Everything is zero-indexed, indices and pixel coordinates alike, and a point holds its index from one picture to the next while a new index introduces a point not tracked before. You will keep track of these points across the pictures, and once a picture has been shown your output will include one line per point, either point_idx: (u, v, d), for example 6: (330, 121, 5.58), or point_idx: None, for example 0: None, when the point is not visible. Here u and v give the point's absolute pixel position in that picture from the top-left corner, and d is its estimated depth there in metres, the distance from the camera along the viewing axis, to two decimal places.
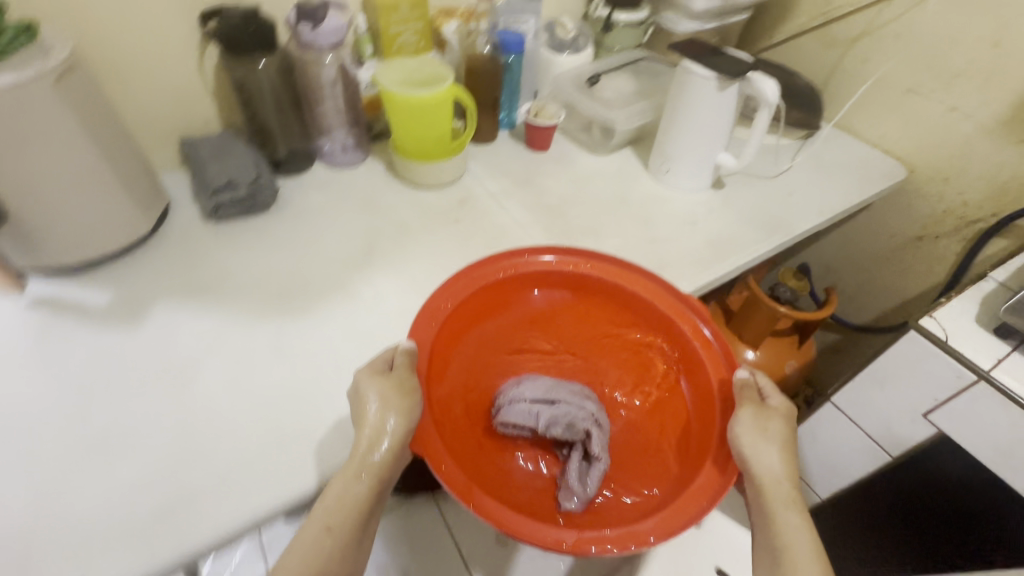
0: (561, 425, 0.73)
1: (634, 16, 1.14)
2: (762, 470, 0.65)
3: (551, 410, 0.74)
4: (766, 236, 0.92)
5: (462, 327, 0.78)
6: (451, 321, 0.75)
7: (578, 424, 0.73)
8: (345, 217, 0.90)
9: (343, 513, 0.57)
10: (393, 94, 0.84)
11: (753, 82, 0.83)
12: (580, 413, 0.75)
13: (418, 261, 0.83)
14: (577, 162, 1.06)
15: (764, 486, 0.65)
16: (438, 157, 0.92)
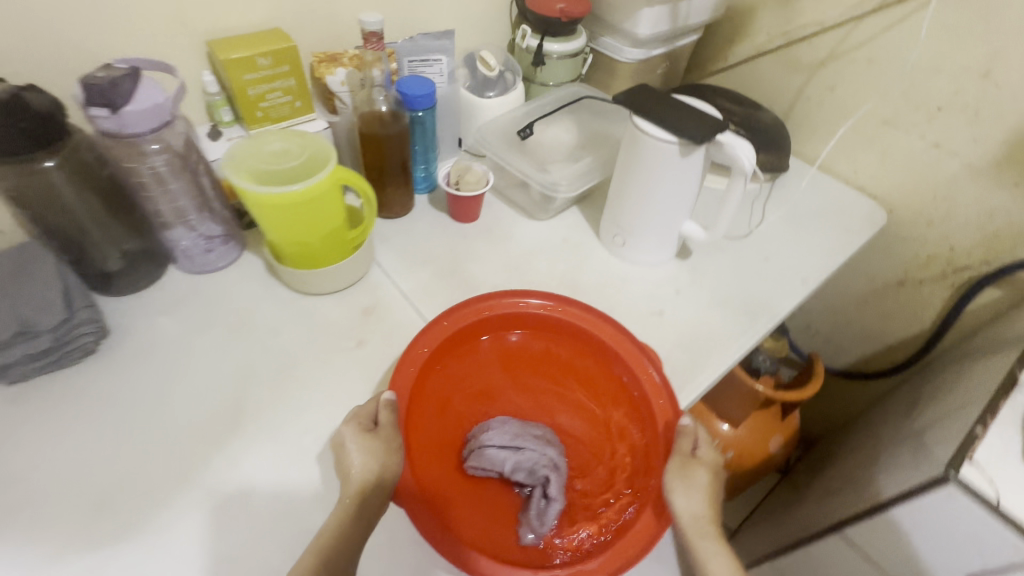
0: (524, 467, 0.61)
1: (569, 46, 0.94)
2: (692, 518, 0.60)
3: (516, 455, 0.62)
4: (745, 324, 0.75)
5: (439, 376, 0.70)
6: (430, 370, 0.69)
7: (542, 467, 0.62)
8: (204, 352, 0.67)
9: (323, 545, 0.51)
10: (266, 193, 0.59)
11: (724, 147, 0.66)
12: (542, 453, 0.63)
13: (306, 416, 0.62)
14: (513, 233, 0.87)
15: (693, 535, 0.61)
16: (322, 262, 0.71)
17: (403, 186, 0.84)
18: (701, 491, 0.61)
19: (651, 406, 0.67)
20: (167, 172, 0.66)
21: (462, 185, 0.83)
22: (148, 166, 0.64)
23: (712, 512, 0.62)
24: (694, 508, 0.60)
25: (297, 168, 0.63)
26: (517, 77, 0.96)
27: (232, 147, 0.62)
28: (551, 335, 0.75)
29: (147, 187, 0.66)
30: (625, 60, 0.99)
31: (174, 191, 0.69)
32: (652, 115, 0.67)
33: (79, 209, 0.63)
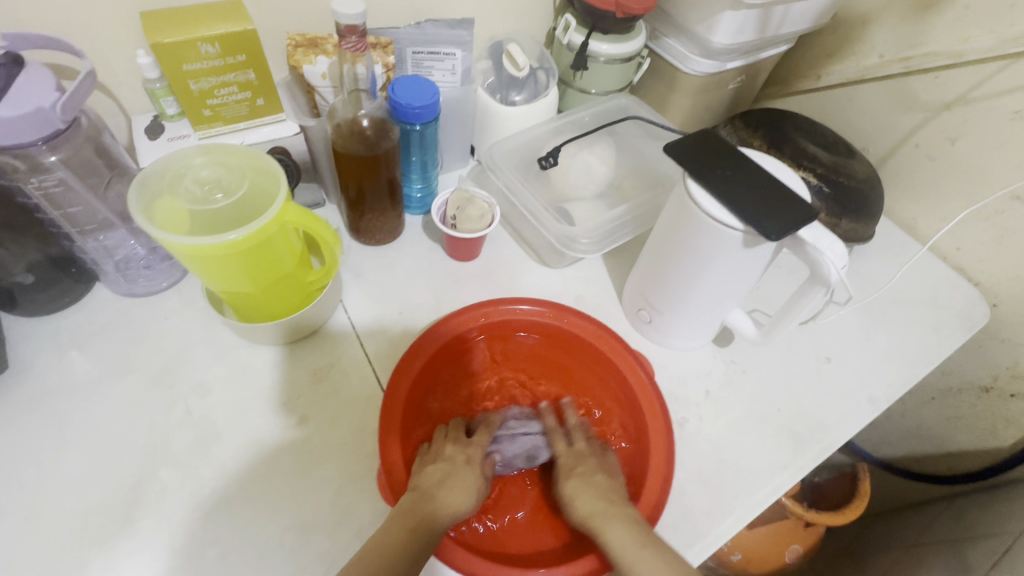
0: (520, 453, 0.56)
1: (621, 48, 0.74)
2: (596, 525, 0.48)
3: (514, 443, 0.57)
4: (788, 456, 0.59)
5: (430, 394, 0.60)
6: (429, 376, 0.60)
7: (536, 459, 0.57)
8: (108, 408, 0.55)
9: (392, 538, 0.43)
10: (199, 246, 0.44)
11: (805, 247, 0.48)
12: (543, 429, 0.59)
13: (214, 521, 0.49)
14: (517, 284, 0.71)
15: (598, 535, 0.47)
16: (272, 309, 0.57)
17: (387, 209, 0.68)
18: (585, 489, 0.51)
19: (643, 414, 0.58)
20: (64, 189, 0.51)
21: (460, 222, 0.66)
22: (30, 185, 0.49)
23: (593, 516, 0.48)
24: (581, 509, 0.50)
25: (233, 208, 0.48)
26: (551, 79, 0.77)
27: (147, 168, 0.46)
28: (550, 347, 0.64)
29: (42, 212, 0.52)
30: (691, 72, 0.78)
31: (79, 212, 0.54)
32: (717, 188, 0.50)
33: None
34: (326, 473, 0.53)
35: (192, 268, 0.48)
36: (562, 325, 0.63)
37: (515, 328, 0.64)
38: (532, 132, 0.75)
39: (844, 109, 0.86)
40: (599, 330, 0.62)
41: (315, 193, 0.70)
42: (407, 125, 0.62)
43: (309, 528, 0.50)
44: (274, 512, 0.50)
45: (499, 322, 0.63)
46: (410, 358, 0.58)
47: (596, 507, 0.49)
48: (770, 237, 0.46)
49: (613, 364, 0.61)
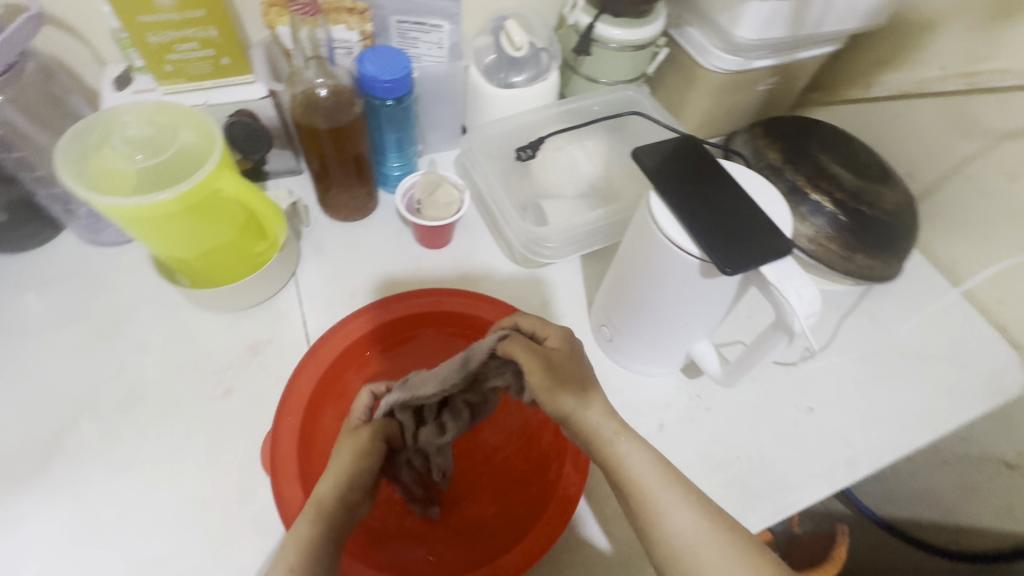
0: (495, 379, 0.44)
1: (632, 35, 0.67)
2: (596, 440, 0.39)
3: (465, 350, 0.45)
4: (734, 511, 0.53)
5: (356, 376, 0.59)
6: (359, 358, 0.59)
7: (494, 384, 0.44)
8: (48, 353, 0.56)
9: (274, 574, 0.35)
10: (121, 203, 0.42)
11: (771, 288, 0.41)
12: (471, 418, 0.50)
13: (123, 482, 0.49)
14: (481, 280, 0.67)
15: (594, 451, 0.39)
16: (213, 275, 0.56)
17: (354, 185, 0.65)
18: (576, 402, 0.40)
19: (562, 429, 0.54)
20: (13, 132, 0.51)
21: (424, 208, 0.63)
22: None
23: (595, 433, 0.39)
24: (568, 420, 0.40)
25: (165, 166, 0.46)
26: (554, 62, 0.70)
27: (72, 127, 0.45)
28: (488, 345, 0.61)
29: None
30: (711, 67, 0.69)
31: (34, 157, 0.54)
32: (679, 205, 0.43)
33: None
34: (237, 451, 0.52)
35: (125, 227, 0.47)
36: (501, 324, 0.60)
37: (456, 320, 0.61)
38: (522, 119, 0.70)
39: (890, 124, 0.74)
40: None
41: (289, 160, 0.68)
42: (376, 99, 0.59)
43: (208, 505, 0.49)
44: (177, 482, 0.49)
45: (439, 313, 0.61)
46: (337, 333, 0.57)
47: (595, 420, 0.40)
48: (724, 271, 0.40)
49: None
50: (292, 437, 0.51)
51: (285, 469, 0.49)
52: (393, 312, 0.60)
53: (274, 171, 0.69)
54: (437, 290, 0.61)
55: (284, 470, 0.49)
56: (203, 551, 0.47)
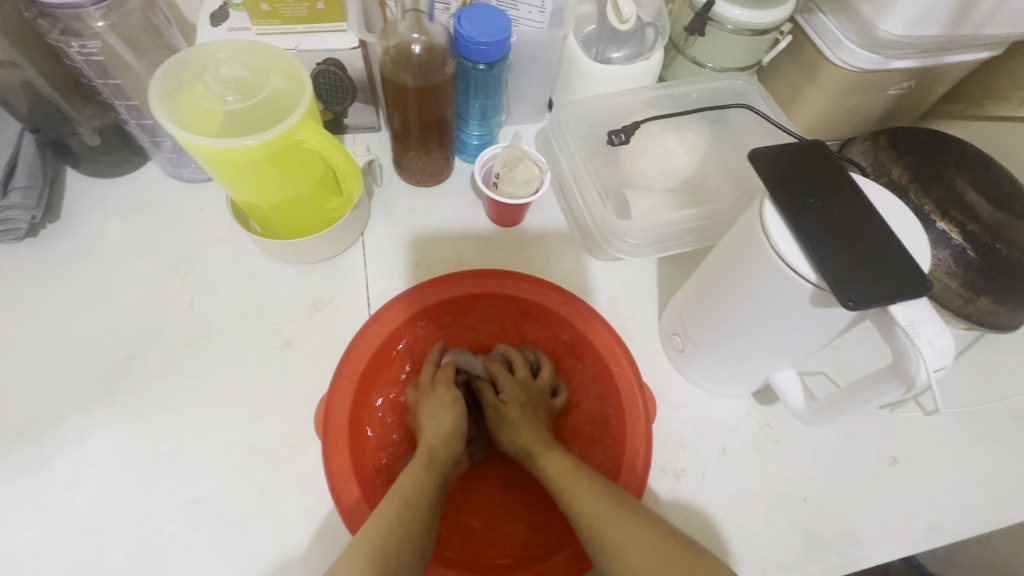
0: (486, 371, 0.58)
1: (754, 17, 0.60)
2: (540, 450, 0.50)
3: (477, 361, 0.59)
4: (794, 557, 0.49)
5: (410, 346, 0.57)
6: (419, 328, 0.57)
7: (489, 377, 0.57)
8: (124, 280, 0.57)
9: (392, 507, 0.42)
10: (214, 146, 0.42)
11: (898, 331, 0.36)
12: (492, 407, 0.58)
13: (180, 417, 0.50)
14: (548, 267, 0.63)
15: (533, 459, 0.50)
16: (286, 224, 0.55)
17: (432, 149, 0.62)
18: (534, 425, 0.53)
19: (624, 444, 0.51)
20: (109, 58, 0.51)
21: (502, 183, 0.59)
22: (72, 50, 0.49)
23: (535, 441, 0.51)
24: (528, 438, 0.51)
25: (256, 112, 0.45)
26: (660, 40, 0.64)
27: (168, 61, 0.44)
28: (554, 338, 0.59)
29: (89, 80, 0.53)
30: (840, 62, 0.61)
31: (129, 86, 0.54)
32: (799, 220, 0.38)
33: (28, 63, 0.51)
34: (290, 405, 0.52)
35: (211, 172, 0.46)
36: (571, 321, 0.56)
37: (527, 308, 0.58)
38: (616, 99, 0.64)
39: None
40: (608, 338, 0.54)
41: (369, 117, 0.67)
42: (469, 62, 0.55)
43: (256, 454, 0.49)
44: (233, 426, 0.50)
45: (510, 297, 0.57)
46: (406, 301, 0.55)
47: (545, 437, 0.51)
48: (845, 305, 0.35)
49: (615, 389, 0.54)
50: (344, 401, 0.50)
51: (335, 438, 0.48)
52: (466, 288, 0.57)
53: (354, 126, 0.68)
54: (506, 272, 0.56)
55: (334, 434, 0.48)
56: (249, 498, 0.47)
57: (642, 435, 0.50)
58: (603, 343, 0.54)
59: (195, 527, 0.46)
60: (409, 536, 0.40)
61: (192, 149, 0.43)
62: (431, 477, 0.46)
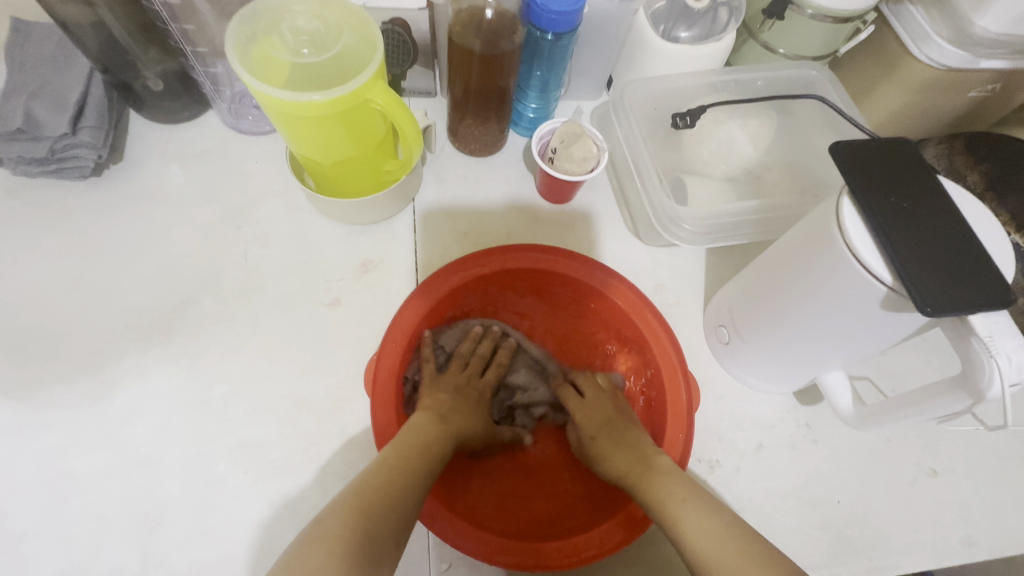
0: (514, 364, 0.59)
1: (841, 4, 0.57)
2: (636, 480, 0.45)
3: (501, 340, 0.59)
4: (822, 556, 0.49)
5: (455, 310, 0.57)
6: (466, 293, 0.57)
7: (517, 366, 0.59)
8: (182, 226, 0.58)
9: (407, 452, 0.42)
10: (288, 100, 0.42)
11: (974, 343, 0.35)
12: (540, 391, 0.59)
13: (233, 363, 0.52)
14: (595, 248, 0.63)
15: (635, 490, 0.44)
16: (343, 183, 0.55)
17: (490, 119, 0.62)
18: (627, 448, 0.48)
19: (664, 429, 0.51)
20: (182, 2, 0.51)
21: (559, 158, 0.58)
22: None
23: (638, 465, 0.46)
24: (623, 467, 0.47)
25: (329, 67, 0.45)
26: (733, 22, 0.61)
27: (245, 10, 0.44)
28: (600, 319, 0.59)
29: (162, 22, 0.53)
30: (925, 59, 0.58)
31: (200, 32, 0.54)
32: (881, 219, 0.37)
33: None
34: (336, 362, 0.53)
35: (278, 126, 0.47)
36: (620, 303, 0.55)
37: (576, 288, 0.57)
38: (682, 79, 0.62)
39: None
40: (656, 323, 0.53)
41: (427, 81, 0.66)
42: (539, 31, 0.54)
43: (303, 406, 0.51)
44: (282, 377, 0.52)
45: (561, 276, 0.56)
46: (457, 269, 0.54)
47: (639, 460, 0.46)
48: (923, 310, 0.34)
49: (658, 373, 0.54)
50: (392, 359, 0.50)
51: (382, 397, 0.48)
52: (518, 261, 0.55)
53: (410, 89, 0.67)
54: (555, 248, 0.55)
55: (381, 389, 0.49)
56: (295, 446, 0.49)
57: (683, 426, 0.50)
58: (648, 328, 0.53)
59: (244, 468, 0.48)
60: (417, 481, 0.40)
61: (266, 102, 0.43)
62: (437, 436, 0.45)
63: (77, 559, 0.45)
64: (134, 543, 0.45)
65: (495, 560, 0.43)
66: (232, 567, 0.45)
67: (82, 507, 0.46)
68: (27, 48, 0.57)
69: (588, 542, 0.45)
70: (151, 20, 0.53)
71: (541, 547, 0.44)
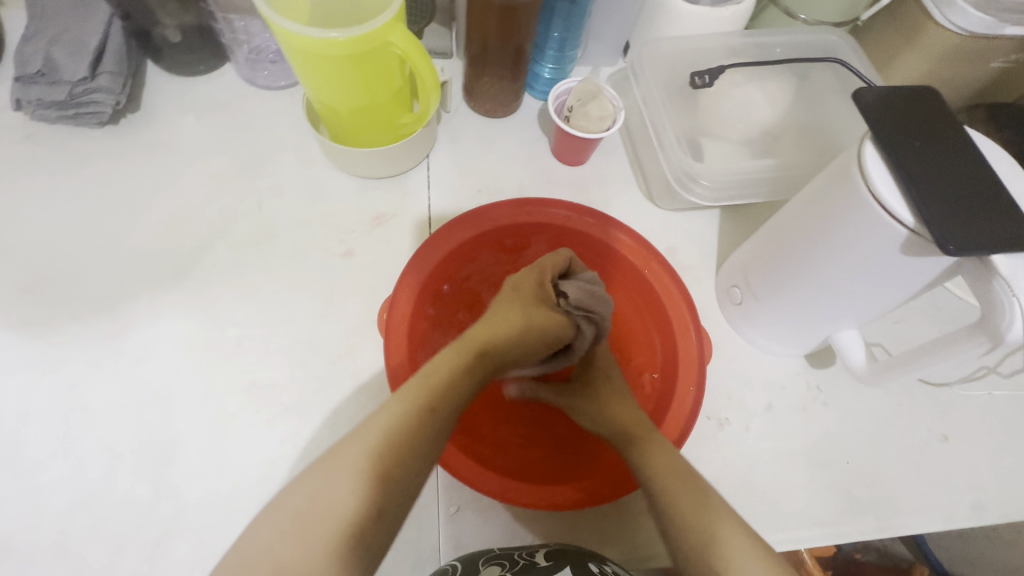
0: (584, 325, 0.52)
1: None
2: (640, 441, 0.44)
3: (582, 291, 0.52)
4: (830, 513, 0.49)
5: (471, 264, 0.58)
6: (483, 248, 0.57)
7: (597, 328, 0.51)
8: (198, 175, 0.58)
9: (427, 410, 0.36)
10: (307, 35, 0.42)
11: (997, 287, 0.34)
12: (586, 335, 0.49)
13: (246, 308, 0.52)
14: (609, 211, 0.63)
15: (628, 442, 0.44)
16: (359, 133, 0.55)
17: (507, 77, 0.61)
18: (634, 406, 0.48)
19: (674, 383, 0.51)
20: None
21: (574, 117, 0.58)
22: None
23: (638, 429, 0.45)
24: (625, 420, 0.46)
25: (350, 5, 0.45)
26: None
27: None
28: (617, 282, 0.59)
29: None
30: (949, 25, 0.57)
31: None
32: (903, 162, 0.37)
33: None
34: (350, 310, 0.53)
35: (297, 67, 0.47)
36: (636, 262, 0.56)
37: (591, 248, 0.58)
38: (702, 43, 0.62)
39: None
40: (670, 277, 0.54)
41: (444, 40, 0.66)
42: None
43: (314, 350, 0.51)
44: (294, 323, 0.52)
45: (577, 233, 0.57)
46: (472, 222, 0.55)
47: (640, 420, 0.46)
48: (944, 249, 0.33)
49: (669, 329, 0.54)
50: (408, 301, 0.51)
51: (396, 337, 0.49)
52: (537, 217, 0.56)
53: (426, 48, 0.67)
54: (571, 205, 0.56)
55: (396, 331, 0.49)
56: (306, 389, 0.49)
57: (695, 378, 0.50)
58: (661, 283, 0.54)
59: (256, 408, 0.48)
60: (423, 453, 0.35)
61: (285, 39, 0.43)
62: (467, 376, 0.39)
63: (91, 489, 0.45)
64: (147, 475, 0.46)
65: (508, 499, 0.44)
66: (241, 503, 0.45)
67: (96, 441, 0.46)
68: None
69: (588, 487, 0.45)
70: None
71: (535, 488, 0.45)
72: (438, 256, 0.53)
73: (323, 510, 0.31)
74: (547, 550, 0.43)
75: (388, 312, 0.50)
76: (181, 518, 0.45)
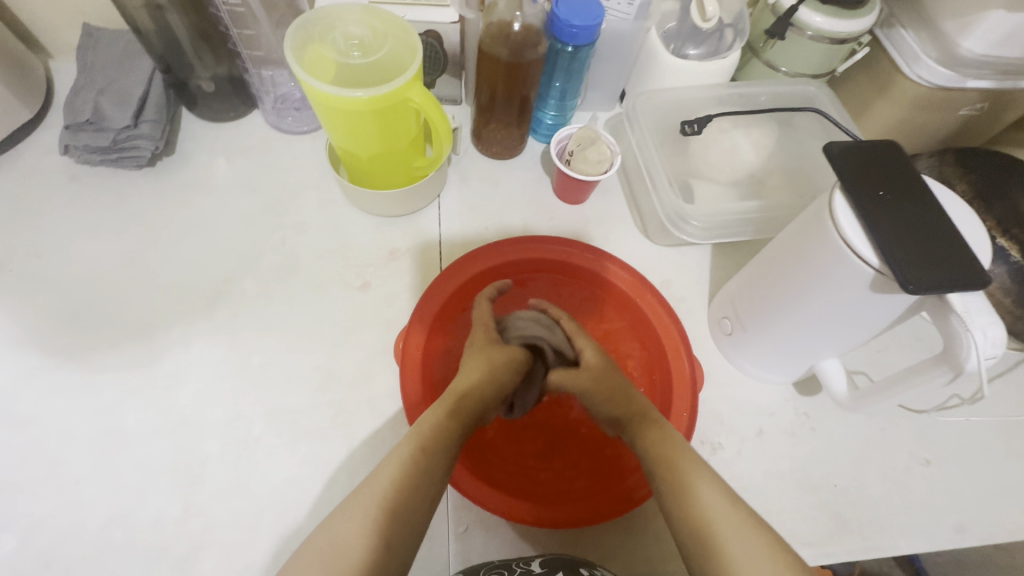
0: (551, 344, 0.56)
1: (837, 26, 0.62)
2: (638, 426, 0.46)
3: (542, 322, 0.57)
4: (819, 534, 0.52)
5: None
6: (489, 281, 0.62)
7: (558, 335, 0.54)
8: (227, 213, 0.63)
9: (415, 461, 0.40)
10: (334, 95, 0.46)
11: (953, 323, 0.39)
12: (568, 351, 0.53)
13: (271, 337, 0.56)
14: (607, 246, 0.67)
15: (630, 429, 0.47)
16: (377, 175, 0.60)
17: (512, 123, 0.66)
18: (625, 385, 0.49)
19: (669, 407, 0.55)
20: (244, 12, 0.58)
21: (574, 160, 0.63)
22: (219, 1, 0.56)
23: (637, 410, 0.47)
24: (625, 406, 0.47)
25: (370, 67, 0.50)
26: (738, 42, 0.65)
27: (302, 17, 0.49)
28: (615, 311, 0.63)
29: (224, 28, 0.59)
30: (916, 78, 0.63)
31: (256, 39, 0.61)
32: (867, 210, 0.41)
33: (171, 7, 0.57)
34: (366, 339, 0.57)
35: (321, 119, 0.52)
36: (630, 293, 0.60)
37: (590, 280, 0.63)
38: (691, 93, 0.67)
39: None
40: (662, 308, 0.58)
41: (454, 89, 0.72)
42: (561, 43, 0.59)
43: (333, 376, 0.55)
44: (315, 351, 0.56)
45: (577, 267, 0.62)
46: (479, 257, 0.60)
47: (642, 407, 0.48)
48: (905, 287, 0.37)
49: (664, 356, 0.58)
50: (421, 333, 0.56)
51: (410, 364, 0.54)
52: (539, 253, 0.61)
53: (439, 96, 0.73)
54: (571, 242, 0.61)
55: (410, 361, 0.54)
56: (325, 414, 0.53)
57: (688, 403, 0.54)
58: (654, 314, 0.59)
59: (279, 431, 0.52)
60: (417, 506, 0.39)
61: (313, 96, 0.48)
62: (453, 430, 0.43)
63: (125, 507, 0.48)
64: (177, 495, 0.49)
65: (516, 516, 0.47)
66: (264, 520, 0.48)
67: (130, 462, 0.50)
68: (97, 48, 0.63)
69: (589, 507, 0.49)
70: (212, 27, 0.60)
71: (541, 508, 0.48)
72: (449, 289, 0.58)
73: (342, 552, 0.36)
74: (542, 559, 0.46)
75: (404, 343, 0.55)
76: (208, 535, 0.48)
